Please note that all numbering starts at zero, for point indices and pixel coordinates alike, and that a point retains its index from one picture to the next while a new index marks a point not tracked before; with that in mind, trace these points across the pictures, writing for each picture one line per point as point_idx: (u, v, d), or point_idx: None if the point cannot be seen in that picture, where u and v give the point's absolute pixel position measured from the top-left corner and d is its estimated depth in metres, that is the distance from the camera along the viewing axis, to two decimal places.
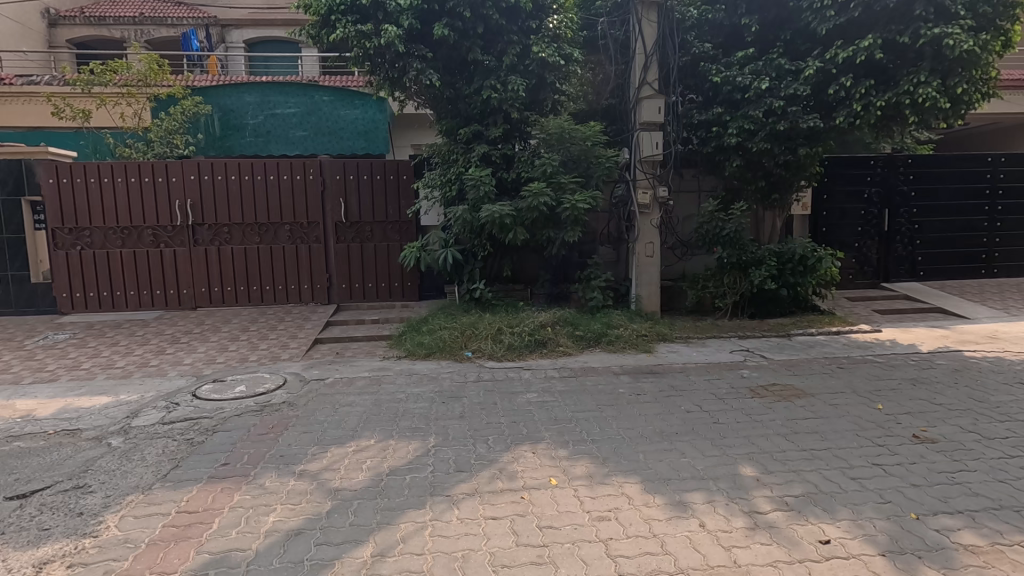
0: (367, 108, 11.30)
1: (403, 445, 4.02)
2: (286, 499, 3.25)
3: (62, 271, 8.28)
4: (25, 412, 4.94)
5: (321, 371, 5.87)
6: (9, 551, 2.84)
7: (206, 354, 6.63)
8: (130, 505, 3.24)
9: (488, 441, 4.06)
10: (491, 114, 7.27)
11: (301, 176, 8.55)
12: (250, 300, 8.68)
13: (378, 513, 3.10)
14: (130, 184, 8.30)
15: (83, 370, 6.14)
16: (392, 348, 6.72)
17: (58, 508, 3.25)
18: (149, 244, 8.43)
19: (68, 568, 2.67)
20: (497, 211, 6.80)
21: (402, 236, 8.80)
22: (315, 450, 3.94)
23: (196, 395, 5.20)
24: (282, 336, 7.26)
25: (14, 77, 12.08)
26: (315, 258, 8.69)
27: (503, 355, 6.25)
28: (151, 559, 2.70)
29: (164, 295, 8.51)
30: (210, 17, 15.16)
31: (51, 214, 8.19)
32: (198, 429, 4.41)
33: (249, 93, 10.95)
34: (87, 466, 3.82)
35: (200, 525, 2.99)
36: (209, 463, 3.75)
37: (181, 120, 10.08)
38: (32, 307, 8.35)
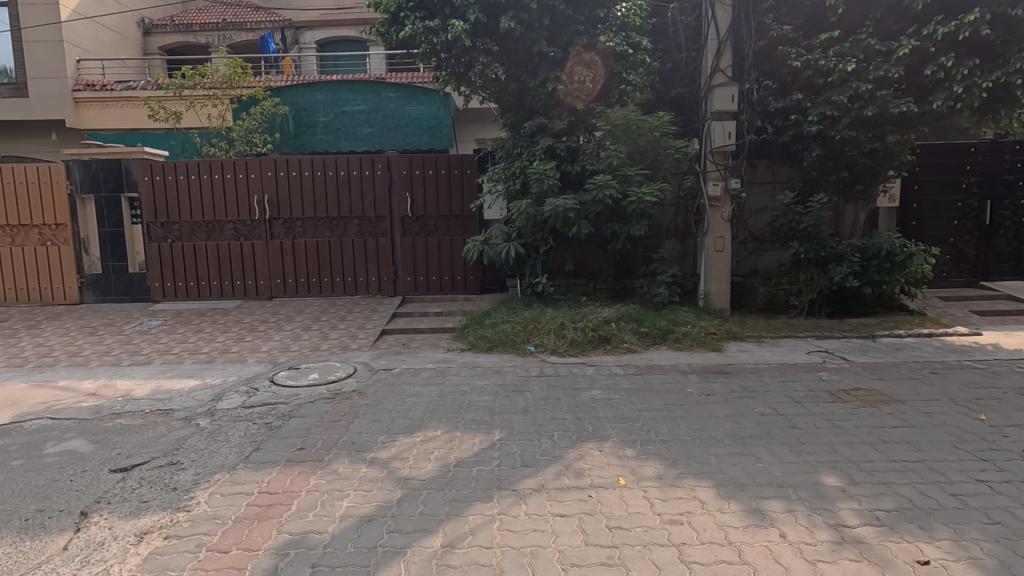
0: (431, 103, 11.47)
1: (469, 436, 4.07)
2: (358, 486, 3.36)
3: (155, 262, 8.94)
4: (125, 392, 5.38)
5: (388, 362, 6.03)
6: (115, 519, 3.08)
7: (281, 341, 6.97)
8: (218, 483, 3.44)
9: (553, 437, 4.04)
10: (556, 106, 7.23)
11: (369, 172, 8.81)
12: (321, 291, 9.04)
13: (446, 504, 3.14)
14: (213, 181, 8.83)
15: (173, 354, 6.61)
16: (456, 340, 6.81)
17: (155, 482, 3.51)
18: (231, 238, 8.95)
19: (165, 540, 2.87)
20: (561, 205, 6.73)
21: (466, 231, 8.92)
22: (385, 439, 4.04)
23: (273, 380, 5.48)
24: (350, 326, 7.52)
25: (114, 82, 13.12)
26: (382, 251, 8.94)
27: (566, 350, 6.19)
28: (238, 535, 2.86)
29: (243, 285, 9.01)
30: (285, 20, 15.85)
31: (146, 209, 8.85)
32: (276, 413, 4.63)
33: (320, 92, 11.38)
34: (179, 444, 4.10)
35: (281, 506, 3.14)
36: (286, 447, 3.93)
37: (260, 120, 10.76)
38: (128, 295, 9.06)
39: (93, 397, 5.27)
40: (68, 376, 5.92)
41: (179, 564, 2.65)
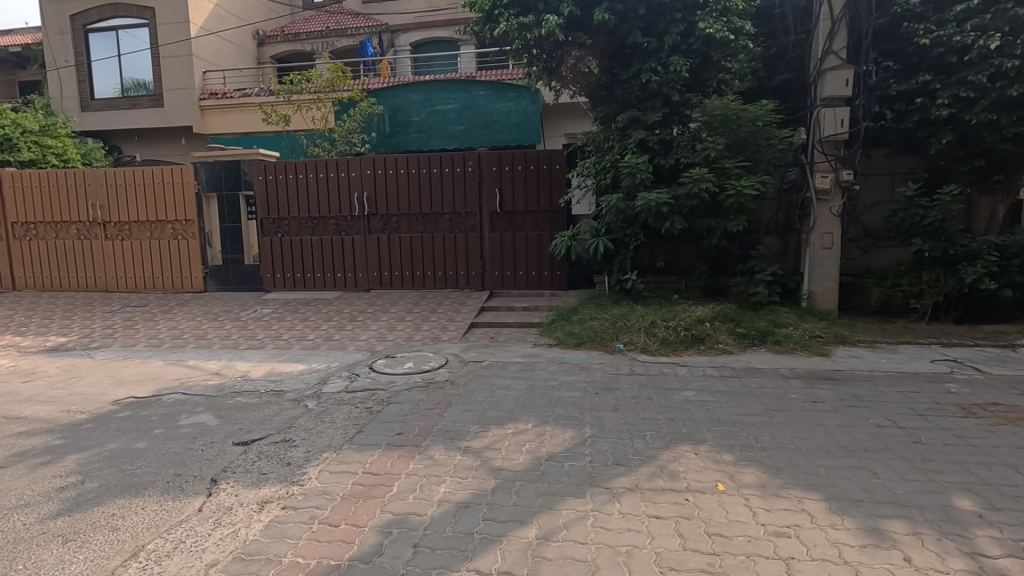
0: (520, 99, 11.61)
1: (559, 431, 4.08)
2: (454, 473, 3.47)
3: (267, 255, 9.73)
4: (243, 373, 5.91)
5: (478, 354, 6.18)
6: (241, 488, 3.40)
7: (378, 331, 7.36)
8: (326, 461, 3.70)
9: (645, 437, 3.94)
10: (649, 98, 7.01)
11: (460, 169, 9.04)
12: (413, 284, 9.41)
13: (539, 497, 3.17)
14: (319, 179, 9.46)
15: (283, 340, 7.16)
16: (543, 335, 6.84)
17: (272, 456, 3.83)
18: (333, 233, 9.55)
19: (282, 509, 3.12)
20: (654, 199, 6.54)
21: (553, 226, 8.95)
22: (477, 429, 4.15)
23: (372, 367, 5.80)
24: (441, 318, 7.78)
25: (234, 91, 14.41)
26: (471, 246, 9.15)
27: (657, 348, 6.02)
28: (346, 511, 3.05)
29: (344, 277, 9.58)
30: (382, 24, 16.60)
31: (260, 207, 9.65)
32: (375, 399, 4.90)
33: (414, 92, 11.81)
34: (290, 423, 4.45)
35: (383, 487, 3.32)
36: (386, 431, 4.14)
37: (359, 120, 11.40)
38: (244, 285, 9.91)
39: (217, 376, 5.84)
40: (196, 356, 6.60)
41: (295, 533, 2.87)
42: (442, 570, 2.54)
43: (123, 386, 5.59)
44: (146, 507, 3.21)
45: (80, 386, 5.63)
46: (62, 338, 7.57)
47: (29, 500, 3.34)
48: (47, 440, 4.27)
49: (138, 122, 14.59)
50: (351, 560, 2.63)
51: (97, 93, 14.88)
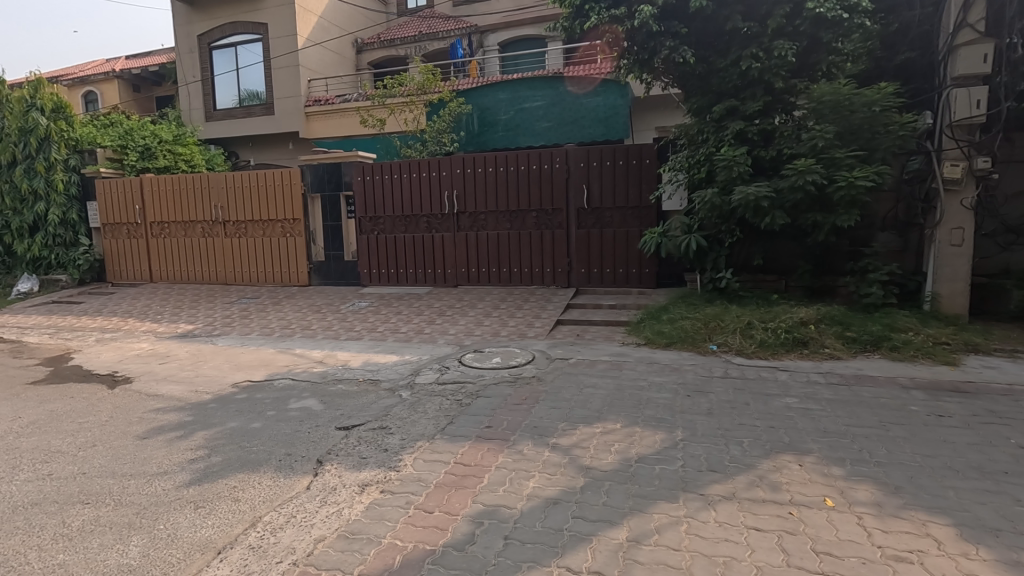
0: (608, 94, 11.47)
1: (649, 433, 3.97)
2: (542, 468, 3.49)
3: (364, 252, 10.29)
4: (344, 362, 6.30)
5: (564, 351, 6.16)
6: (344, 470, 3.63)
7: (466, 326, 7.56)
8: (420, 449, 3.86)
9: (742, 444, 3.74)
10: (749, 87, 6.64)
11: (548, 166, 9.07)
12: (500, 281, 9.55)
13: (629, 498, 3.11)
14: (412, 179, 9.85)
15: (378, 332, 7.56)
16: (630, 334, 6.69)
17: (370, 442, 4.05)
18: (425, 230, 9.92)
19: (381, 493, 3.30)
20: (753, 193, 6.18)
21: (642, 223, 8.77)
22: (565, 426, 4.14)
23: (461, 361, 5.96)
24: (527, 315, 7.85)
25: (335, 97, 15.36)
26: (557, 243, 9.15)
27: (754, 351, 5.69)
28: (440, 499, 3.17)
29: (434, 273, 9.92)
30: (472, 25, 16.96)
31: (359, 206, 10.22)
32: (465, 392, 5.03)
33: (502, 91, 11.94)
34: (387, 411, 4.67)
35: (474, 477, 3.41)
36: (476, 424, 4.24)
37: (449, 120, 11.73)
38: (343, 280, 10.55)
39: (321, 364, 6.27)
40: (302, 345, 7.13)
41: (393, 516, 3.02)
42: (532, 564, 2.57)
43: (241, 370, 6.16)
44: (262, 482, 3.52)
45: (205, 368, 6.28)
46: (190, 326, 8.48)
47: (167, 468, 3.77)
48: (180, 416, 4.81)
49: (253, 129, 15.94)
50: (444, 547, 2.72)
51: (218, 105, 16.44)
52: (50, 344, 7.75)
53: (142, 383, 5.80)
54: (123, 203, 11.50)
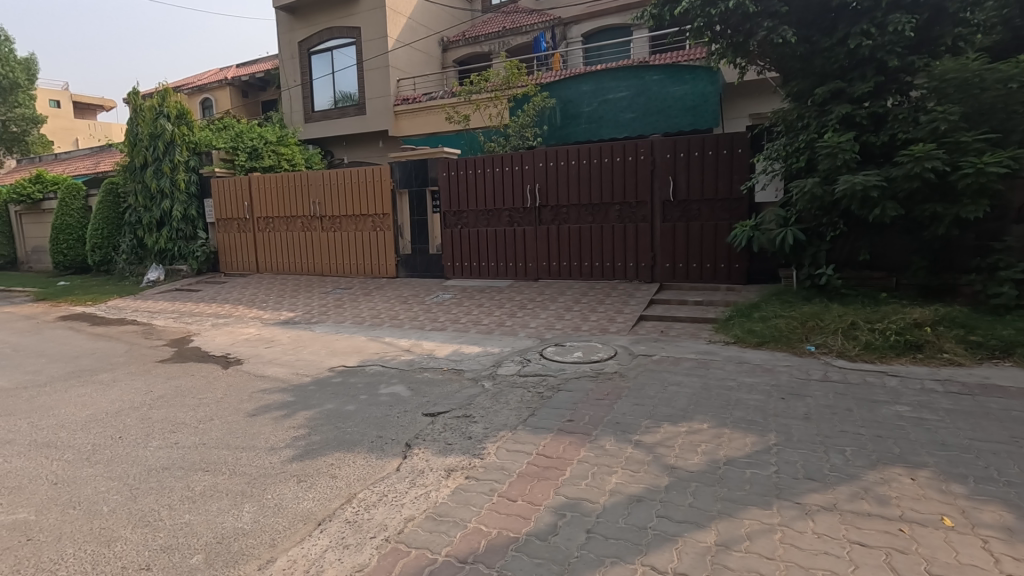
0: (696, 81, 11.05)
1: (740, 436, 3.79)
2: (625, 465, 3.45)
3: (448, 245, 10.58)
4: (430, 351, 6.54)
5: (648, 348, 6.02)
6: (431, 454, 3.78)
7: (547, 319, 7.60)
8: (503, 439, 3.93)
9: (844, 453, 3.49)
10: (858, 67, 6.14)
11: (632, 158, 8.87)
12: (581, 275, 9.48)
13: (718, 501, 2.99)
14: (495, 173, 10.00)
15: (461, 324, 7.76)
16: (719, 331, 6.41)
17: (455, 429, 4.18)
18: (507, 224, 10.03)
19: (466, 479, 3.40)
20: (861, 181, 5.69)
21: (733, 216, 8.37)
22: (649, 424, 4.05)
23: (543, 354, 6.00)
24: (609, 310, 7.74)
25: (422, 95, 15.92)
26: (641, 237, 8.94)
27: (858, 354, 5.26)
28: (522, 489, 3.22)
29: (515, 267, 10.02)
30: (556, 18, 16.87)
31: (443, 200, 10.52)
32: (546, 384, 5.07)
33: (585, 83, 11.75)
34: (470, 400, 4.80)
35: (556, 470, 3.43)
36: (557, 417, 4.25)
37: (532, 114, 11.77)
38: (428, 272, 10.93)
39: (408, 352, 6.56)
40: (391, 334, 7.48)
41: (478, 502, 3.10)
42: (615, 559, 2.55)
43: (336, 356, 6.57)
44: (356, 461, 3.74)
45: (304, 353, 6.76)
46: (291, 313, 9.15)
47: (273, 444, 4.11)
48: (283, 396, 5.21)
49: (346, 129, 16.84)
50: (528, 535, 2.76)
51: (316, 107, 17.53)
52: (175, 327, 8.66)
53: (251, 365, 6.35)
54: (235, 201, 12.61)
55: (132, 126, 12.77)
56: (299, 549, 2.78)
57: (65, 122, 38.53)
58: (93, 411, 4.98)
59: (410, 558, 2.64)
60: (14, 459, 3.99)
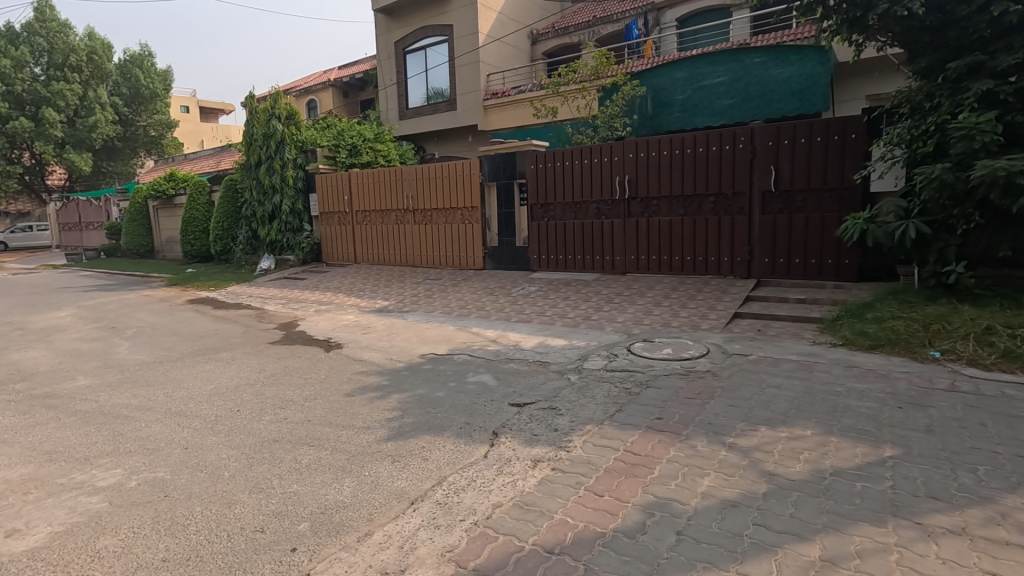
0: (804, 61, 10.26)
1: (848, 446, 3.50)
2: (719, 467, 3.29)
3: (535, 238, 10.63)
4: (516, 343, 6.61)
5: (743, 347, 5.71)
6: (517, 443, 3.83)
7: (635, 314, 7.42)
8: (589, 433, 3.90)
9: (976, 473, 3.11)
10: (1002, 38, 5.41)
11: (730, 146, 8.42)
12: (671, 269, 9.17)
13: (823, 514, 2.78)
14: (583, 165, 9.89)
15: (546, 316, 7.78)
16: (824, 332, 5.95)
17: (541, 420, 4.20)
18: (594, 217, 9.90)
19: (552, 470, 3.42)
20: (1003, 167, 5.02)
21: (843, 207, 7.71)
22: (744, 426, 3.85)
23: (630, 349, 5.87)
24: (700, 306, 7.42)
25: (511, 89, 16.05)
26: (737, 230, 8.48)
27: (994, 362, 4.66)
28: (609, 484, 3.18)
29: (602, 260, 9.87)
30: (649, 3, 16.29)
31: (531, 193, 10.57)
32: (634, 380, 4.96)
33: (679, 69, 11.22)
34: (556, 393, 4.81)
35: (645, 467, 3.35)
36: (646, 414, 4.15)
37: (621, 104, 11.66)
38: (515, 265, 11.04)
39: (495, 343, 6.68)
40: (478, 324, 7.66)
41: (564, 494, 3.10)
42: (708, 565, 2.45)
43: (426, 343, 6.83)
44: (446, 446, 3.87)
45: (397, 340, 7.09)
46: (385, 302, 9.64)
47: (370, 424, 4.36)
48: (379, 379, 5.51)
49: (438, 125, 17.37)
50: (615, 532, 2.72)
51: (409, 104, 18.25)
52: (284, 312, 9.42)
53: (350, 349, 6.75)
54: (337, 195, 13.47)
55: (248, 128, 13.94)
56: (393, 525, 2.92)
57: (194, 126, 42.92)
58: (216, 385, 5.55)
59: (497, 543, 2.69)
60: (153, 424, 4.53)
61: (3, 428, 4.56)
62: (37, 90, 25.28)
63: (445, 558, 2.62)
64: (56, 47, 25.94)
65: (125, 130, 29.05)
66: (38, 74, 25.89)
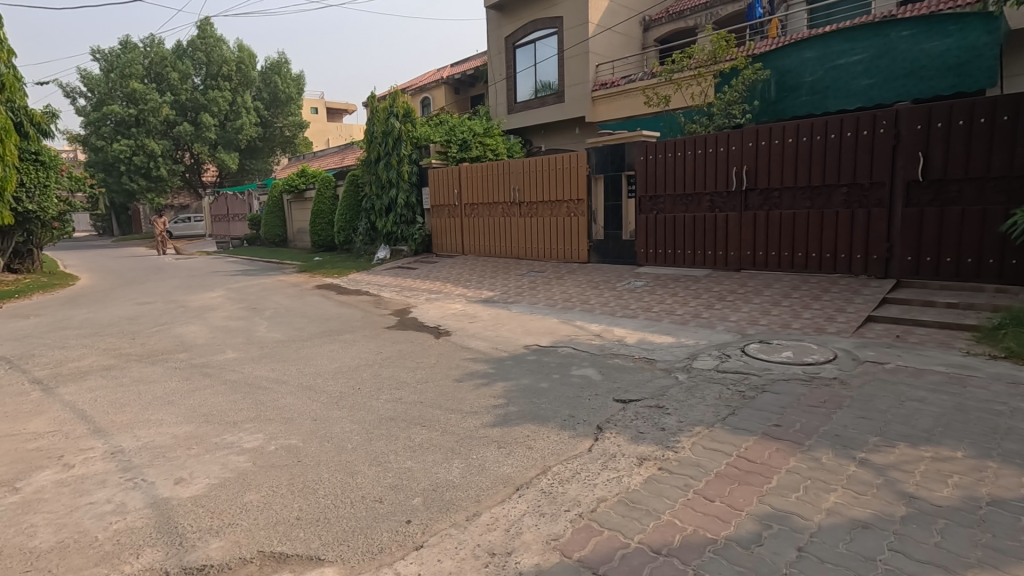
0: (965, 32, 8.94)
1: (1012, 474, 3.03)
2: (848, 484, 3.01)
3: (642, 231, 10.35)
4: (620, 337, 6.50)
5: (878, 354, 5.16)
6: (622, 440, 3.77)
7: (750, 313, 6.97)
8: (699, 435, 3.75)
9: None
10: None
11: (869, 131, 7.60)
12: (792, 266, 8.51)
13: (976, 548, 2.45)
14: (697, 155, 9.44)
15: (653, 312, 7.56)
16: (981, 343, 5.21)
17: (647, 418, 4.11)
18: (708, 210, 9.43)
19: (659, 469, 3.33)
20: None
21: (1010, 199, 6.69)
22: (878, 442, 3.48)
23: (744, 351, 5.54)
24: (827, 307, 6.80)
25: (621, 79, 15.72)
26: (874, 224, 7.66)
27: None
28: (721, 490, 3.04)
29: (714, 255, 9.39)
30: None
31: (639, 185, 10.29)
32: (749, 383, 4.67)
33: (809, 48, 10.30)
34: (663, 391, 4.67)
35: (761, 476, 3.15)
36: (762, 420, 3.90)
37: (740, 90, 10.99)
38: (620, 258, 10.82)
39: (599, 337, 6.61)
40: (582, 318, 7.62)
41: (672, 495, 3.02)
42: None
43: (531, 335, 6.93)
44: (550, 436, 3.91)
45: (502, 330, 7.26)
46: (491, 293, 9.91)
47: (477, 409, 4.52)
48: (485, 367, 5.70)
49: (545, 117, 17.43)
50: (727, 539, 2.60)
51: (518, 98, 18.49)
52: (398, 299, 10.03)
53: (458, 336, 7.04)
54: (448, 189, 14.03)
55: (370, 126, 14.90)
56: (500, 509, 3.01)
57: (321, 126, 46.74)
58: (340, 364, 6.06)
59: (602, 537, 2.69)
60: (288, 396, 5.05)
61: (171, 390, 5.33)
62: (197, 98, 29.02)
63: (550, 546, 2.66)
64: (212, 60, 29.51)
65: (266, 131, 32.32)
66: (198, 84, 29.64)
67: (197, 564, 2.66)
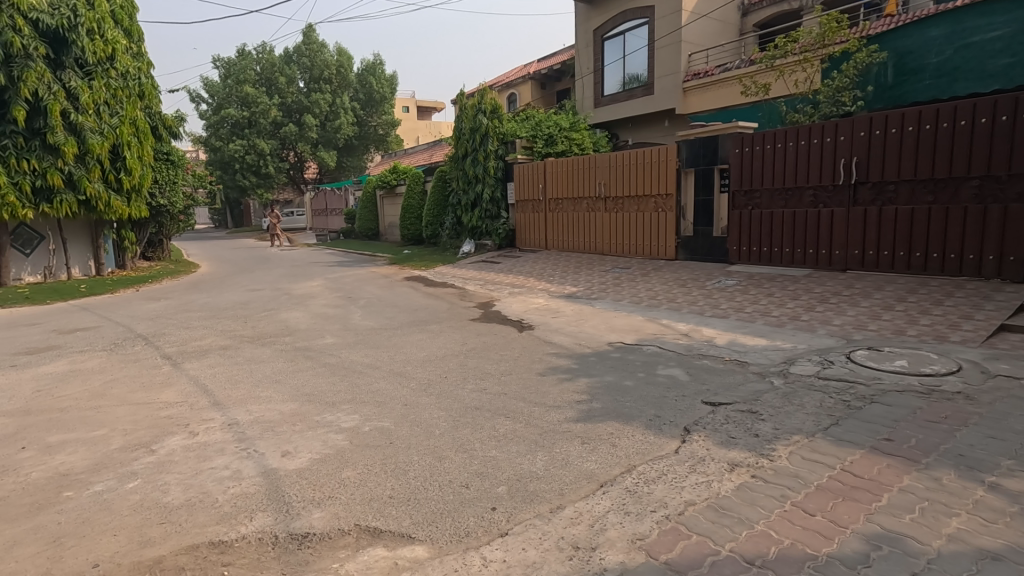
0: None
1: None
2: (975, 510, 2.71)
3: (735, 228, 9.87)
4: (710, 338, 6.25)
5: (1013, 368, 4.58)
6: (711, 444, 3.63)
7: (857, 318, 6.44)
8: (797, 444, 3.52)
9: None
10: None
11: (1009, 117, 6.77)
12: (908, 267, 7.74)
13: None
14: (799, 147, 8.83)
15: (745, 313, 7.19)
16: None
17: (739, 423, 3.92)
18: (810, 205, 8.80)
19: (752, 477, 3.17)
20: None
21: None
22: (1013, 465, 3.10)
23: (850, 357, 5.13)
24: (949, 313, 6.14)
25: (716, 67, 14.99)
26: (1011, 221, 6.81)
27: None
28: (822, 503, 2.85)
29: (816, 254, 8.75)
30: None
31: (733, 179, 9.80)
32: (855, 393, 4.32)
33: (935, 26, 9.40)
34: (757, 396, 4.43)
35: (869, 493, 2.92)
36: (871, 433, 3.60)
37: (852, 75, 9.92)
38: (710, 256, 10.37)
39: (687, 337, 6.39)
40: (668, 316, 7.41)
41: (767, 505, 2.86)
42: None
43: (614, 332, 6.83)
44: (635, 435, 3.84)
45: (585, 326, 7.21)
46: (574, 288, 9.87)
47: (560, 404, 4.53)
48: (568, 362, 5.69)
49: (633, 110, 17.01)
50: (830, 557, 2.44)
51: (605, 91, 18.19)
52: (482, 292, 10.26)
53: (541, 331, 7.09)
54: (532, 184, 14.09)
55: (458, 122, 15.29)
56: (584, 504, 3.01)
57: (411, 125, 48.70)
58: (427, 353, 6.30)
59: (691, 542, 2.61)
60: (381, 380, 5.34)
61: (278, 370, 5.80)
62: (301, 101, 31.27)
63: (636, 545, 2.62)
64: (315, 64, 31.62)
65: (361, 130, 34.12)
66: (302, 87, 31.85)
67: (301, 531, 2.88)
